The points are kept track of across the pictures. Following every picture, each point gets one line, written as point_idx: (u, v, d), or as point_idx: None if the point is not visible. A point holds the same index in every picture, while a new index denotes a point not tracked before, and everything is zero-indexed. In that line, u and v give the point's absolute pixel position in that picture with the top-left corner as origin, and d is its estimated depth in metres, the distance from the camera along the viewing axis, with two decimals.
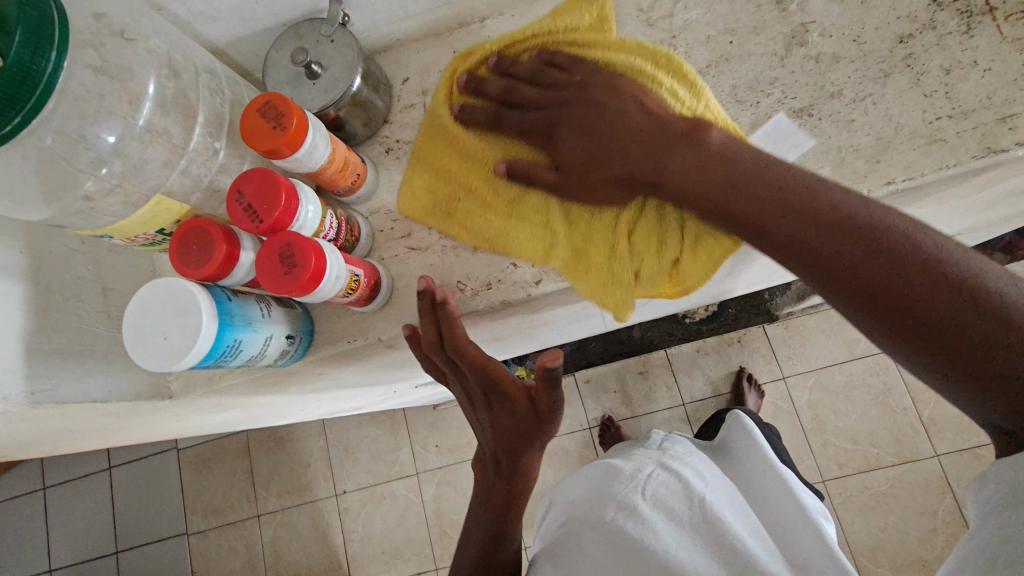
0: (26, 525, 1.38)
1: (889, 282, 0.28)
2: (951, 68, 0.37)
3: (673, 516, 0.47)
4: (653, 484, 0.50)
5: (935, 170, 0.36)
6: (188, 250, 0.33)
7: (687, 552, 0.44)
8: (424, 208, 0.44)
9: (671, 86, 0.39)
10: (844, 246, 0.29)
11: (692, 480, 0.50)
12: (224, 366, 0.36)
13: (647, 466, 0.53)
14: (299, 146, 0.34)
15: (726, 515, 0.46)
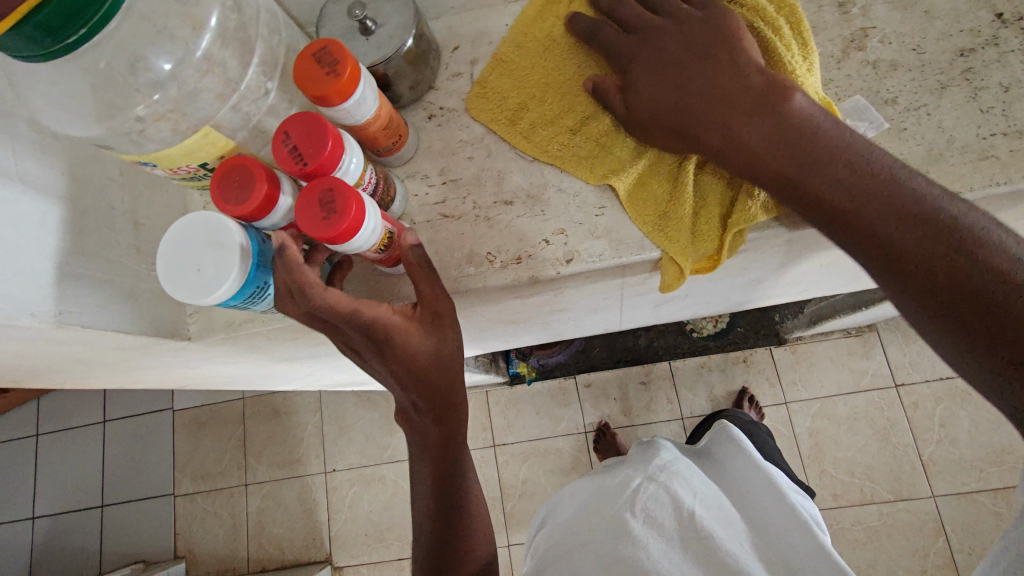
0: (73, 451, 1.83)
1: (938, 280, 0.29)
2: (1011, 86, 0.37)
3: (662, 531, 0.48)
4: (642, 498, 0.52)
5: (984, 186, 0.36)
6: (230, 186, 0.33)
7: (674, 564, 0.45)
8: (491, 111, 0.45)
9: (785, 37, 0.38)
10: (899, 231, 0.30)
11: (682, 491, 0.52)
12: (249, 309, 0.36)
13: (636, 479, 0.55)
14: (350, 96, 0.35)
15: (714, 529, 0.47)
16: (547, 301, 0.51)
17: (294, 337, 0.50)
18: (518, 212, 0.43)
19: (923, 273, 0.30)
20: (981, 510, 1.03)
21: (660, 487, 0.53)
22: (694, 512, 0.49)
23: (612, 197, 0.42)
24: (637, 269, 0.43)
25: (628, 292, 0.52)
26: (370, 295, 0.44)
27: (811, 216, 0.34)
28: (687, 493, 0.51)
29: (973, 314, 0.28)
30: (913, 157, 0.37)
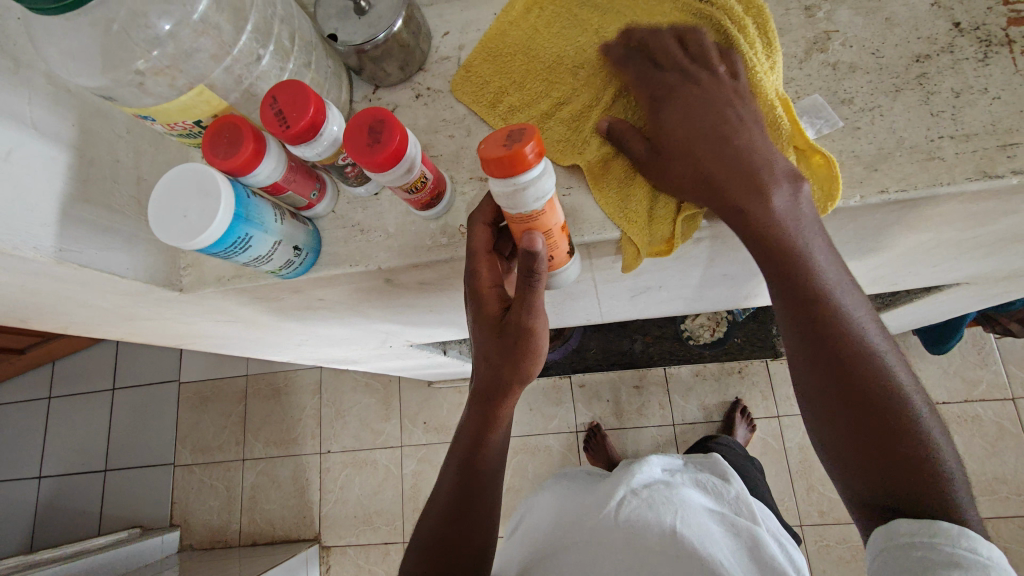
0: (123, 412, 2.19)
1: (890, 426, 0.37)
2: (961, 91, 0.38)
3: (641, 541, 0.58)
4: (625, 511, 0.62)
5: (928, 186, 0.37)
6: (220, 143, 0.37)
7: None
8: (471, 93, 0.47)
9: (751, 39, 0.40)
10: (878, 382, 0.37)
11: (664, 512, 0.61)
12: (232, 259, 0.39)
13: (620, 491, 0.64)
14: (526, 168, 0.34)
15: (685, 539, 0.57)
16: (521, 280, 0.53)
17: (281, 298, 0.53)
18: None
19: (856, 406, 0.37)
20: None
21: (642, 502, 0.63)
22: (676, 531, 0.58)
23: (580, 179, 0.44)
24: (602, 249, 0.46)
25: (600, 278, 0.55)
26: (349, 259, 0.47)
27: (815, 356, 0.38)
28: (669, 511, 0.61)
29: (898, 468, 0.37)
30: (864, 155, 0.39)
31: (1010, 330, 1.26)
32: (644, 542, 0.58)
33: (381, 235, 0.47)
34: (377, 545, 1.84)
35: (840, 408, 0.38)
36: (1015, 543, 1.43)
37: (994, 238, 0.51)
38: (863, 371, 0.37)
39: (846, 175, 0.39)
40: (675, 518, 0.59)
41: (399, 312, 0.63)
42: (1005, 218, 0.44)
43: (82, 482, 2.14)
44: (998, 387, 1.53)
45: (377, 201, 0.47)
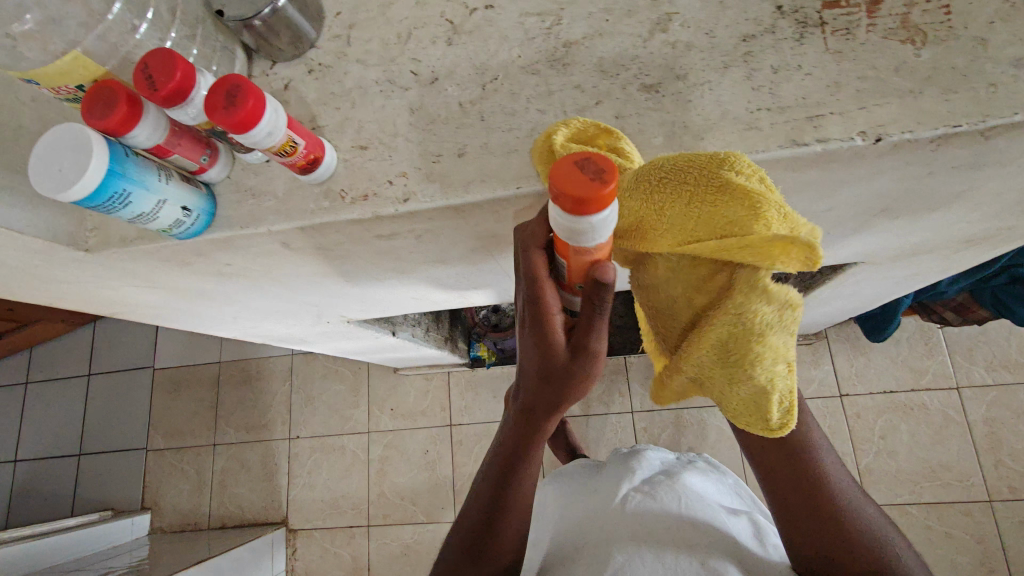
0: (98, 397, 2.22)
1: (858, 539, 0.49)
2: (780, 68, 0.42)
3: (657, 522, 0.67)
4: (631, 504, 0.71)
5: (745, 153, 0.41)
6: (96, 105, 0.40)
7: (674, 545, 0.63)
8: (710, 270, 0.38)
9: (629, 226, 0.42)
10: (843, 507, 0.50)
11: (668, 501, 0.70)
12: (114, 214, 0.43)
13: (625, 491, 0.74)
14: (604, 205, 0.35)
15: (697, 517, 0.67)
16: (415, 247, 0.57)
17: (189, 261, 0.57)
18: (370, 156, 0.49)
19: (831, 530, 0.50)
20: None
21: (645, 496, 0.72)
22: (683, 512, 0.68)
23: (449, 147, 0.47)
24: (473, 214, 0.49)
25: (491, 247, 0.58)
26: (241, 222, 0.50)
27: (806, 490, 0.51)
28: (670, 500, 0.71)
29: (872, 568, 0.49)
30: (693, 126, 0.43)
31: (945, 318, 1.34)
32: (653, 523, 0.67)
33: (270, 199, 0.50)
34: (343, 528, 1.88)
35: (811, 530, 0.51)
36: (955, 527, 1.48)
37: (851, 212, 0.54)
38: (819, 468, 0.51)
39: (678, 144, 0.43)
40: (677, 505, 0.70)
41: (313, 280, 0.67)
42: (842, 189, 0.48)
43: (55, 466, 2.17)
44: (944, 376, 1.57)
45: (268, 167, 0.51)
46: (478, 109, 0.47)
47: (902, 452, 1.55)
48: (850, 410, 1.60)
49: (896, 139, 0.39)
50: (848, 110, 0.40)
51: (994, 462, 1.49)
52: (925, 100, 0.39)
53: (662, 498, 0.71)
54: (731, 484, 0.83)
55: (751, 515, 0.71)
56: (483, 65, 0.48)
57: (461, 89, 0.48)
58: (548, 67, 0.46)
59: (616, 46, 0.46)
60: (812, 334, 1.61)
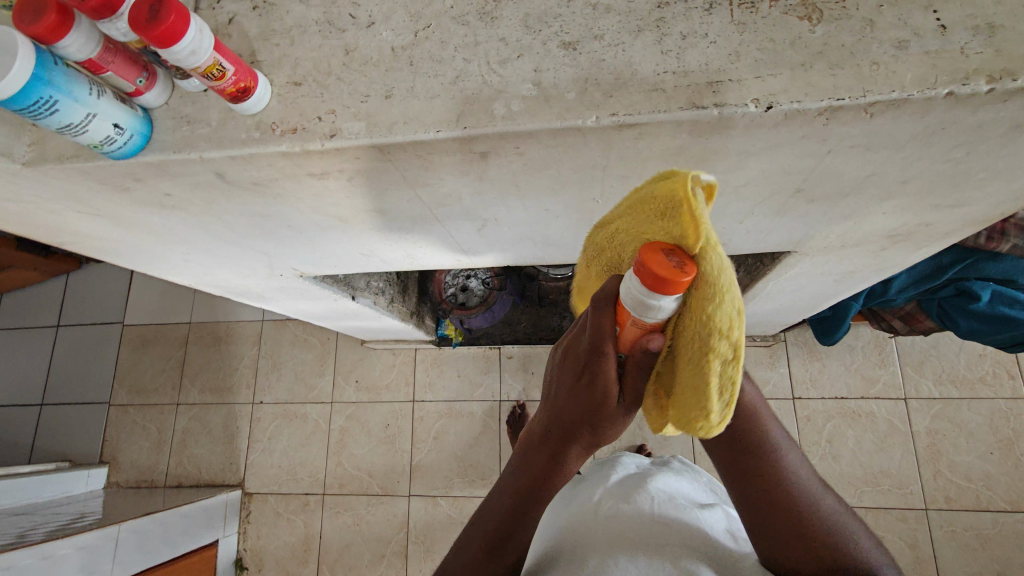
0: (64, 348, 2.21)
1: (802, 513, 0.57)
2: (688, 35, 0.44)
3: (632, 520, 0.70)
4: (604, 507, 0.74)
5: (649, 112, 0.44)
6: (26, 10, 0.42)
7: (651, 539, 0.66)
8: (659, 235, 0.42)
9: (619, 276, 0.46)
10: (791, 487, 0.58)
11: (641, 502, 0.73)
12: (41, 120, 0.44)
13: (600, 496, 0.77)
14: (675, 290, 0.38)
15: (670, 514, 0.71)
16: (349, 191, 0.59)
17: (127, 186, 0.58)
18: (303, 92, 0.51)
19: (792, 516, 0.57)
20: None
21: (617, 500, 0.75)
22: (654, 510, 0.71)
23: (377, 88, 0.49)
24: (399, 157, 0.51)
25: (426, 198, 0.61)
26: (173, 146, 0.52)
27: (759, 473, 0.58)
28: (641, 500, 0.74)
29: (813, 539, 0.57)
30: (604, 83, 0.45)
31: (893, 327, 1.37)
32: (631, 524, 0.69)
33: (204, 126, 0.52)
34: (298, 494, 1.89)
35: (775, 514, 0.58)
36: (890, 532, 1.52)
37: (767, 189, 0.57)
38: (774, 451, 0.58)
39: (588, 99, 0.45)
40: (651, 506, 0.72)
41: (256, 221, 0.68)
42: (749, 161, 0.50)
43: (16, 415, 2.16)
44: (893, 387, 1.61)
45: (206, 97, 0.52)
46: (408, 55, 0.49)
47: (847, 457, 1.59)
48: (801, 413, 1.64)
49: (785, 108, 0.42)
50: (745, 78, 0.43)
51: (932, 472, 1.54)
52: (814, 73, 0.42)
53: (637, 501, 0.74)
54: (706, 484, 0.88)
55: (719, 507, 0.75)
56: (418, 13, 0.50)
57: (394, 34, 0.50)
58: (477, 20, 0.49)
59: (542, 4, 0.48)
60: (770, 336, 1.65)
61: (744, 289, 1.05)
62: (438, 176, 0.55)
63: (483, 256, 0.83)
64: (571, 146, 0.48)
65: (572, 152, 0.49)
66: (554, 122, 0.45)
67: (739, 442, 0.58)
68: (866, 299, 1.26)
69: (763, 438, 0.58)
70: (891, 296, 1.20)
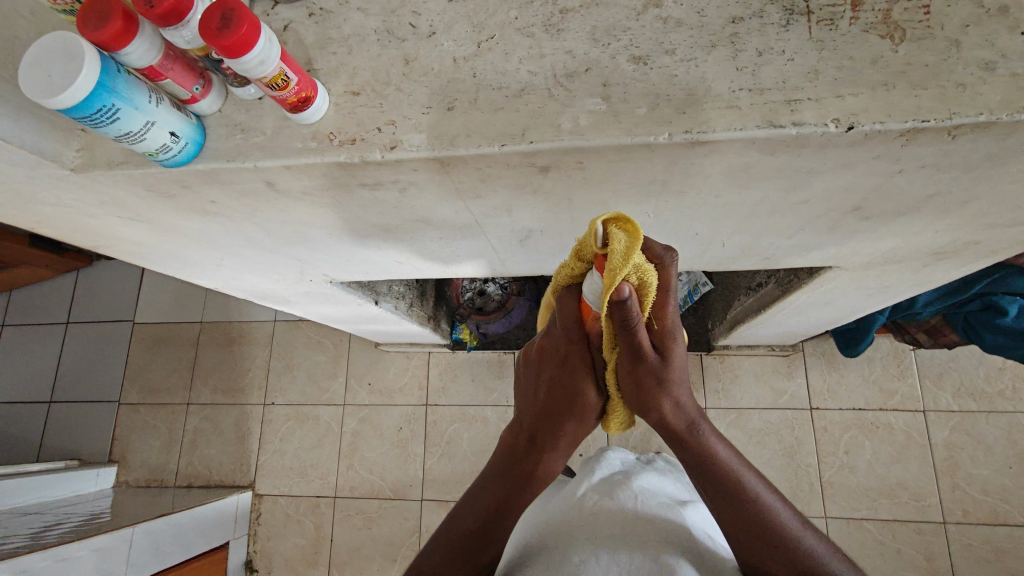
0: (74, 345, 2.20)
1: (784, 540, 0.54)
2: (763, 51, 0.43)
3: (613, 516, 0.70)
4: (589, 505, 0.74)
5: (723, 129, 0.43)
6: (91, 15, 0.41)
7: (630, 537, 0.65)
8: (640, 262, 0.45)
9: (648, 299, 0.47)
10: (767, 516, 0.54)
11: (624, 501, 0.73)
12: (101, 128, 0.43)
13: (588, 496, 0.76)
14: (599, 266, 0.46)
15: (652, 513, 0.70)
16: (398, 201, 0.58)
17: (174, 194, 0.57)
18: (361, 102, 0.50)
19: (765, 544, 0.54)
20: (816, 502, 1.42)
21: (601, 498, 0.75)
22: (636, 510, 0.71)
23: (439, 100, 0.48)
24: (457, 169, 0.50)
25: (475, 209, 0.60)
26: (227, 154, 0.51)
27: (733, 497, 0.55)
28: (625, 500, 0.73)
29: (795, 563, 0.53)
30: (675, 99, 0.44)
31: (917, 340, 1.37)
32: (610, 520, 0.69)
33: (258, 135, 0.51)
34: (308, 496, 1.88)
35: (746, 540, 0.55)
36: (907, 545, 1.49)
37: (823, 208, 0.56)
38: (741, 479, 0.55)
39: (659, 115, 0.44)
40: (633, 504, 0.72)
41: (296, 229, 0.67)
42: (814, 180, 0.49)
43: (25, 411, 2.15)
44: (912, 400, 1.58)
45: (260, 105, 0.51)
46: (471, 66, 0.48)
47: (864, 468, 1.57)
48: (818, 424, 1.62)
49: (866, 128, 0.41)
50: (824, 97, 0.42)
51: (950, 486, 1.51)
52: (896, 93, 0.41)
53: (619, 500, 0.74)
54: (694, 494, 0.86)
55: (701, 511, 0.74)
56: (481, 23, 0.49)
57: (456, 45, 0.49)
58: (542, 31, 0.48)
59: (610, 16, 0.47)
60: (789, 345, 1.64)
61: (775, 302, 1.03)
62: (492, 188, 0.54)
63: (520, 265, 0.82)
64: (635, 162, 0.47)
65: (635, 167, 0.48)
66: (623, 137, 0.44)
67: (706, 476, 0.55)
68: (891, 311, 1.25)
69: (727, 467, 0.55)
70: (918, 310, 1.19)
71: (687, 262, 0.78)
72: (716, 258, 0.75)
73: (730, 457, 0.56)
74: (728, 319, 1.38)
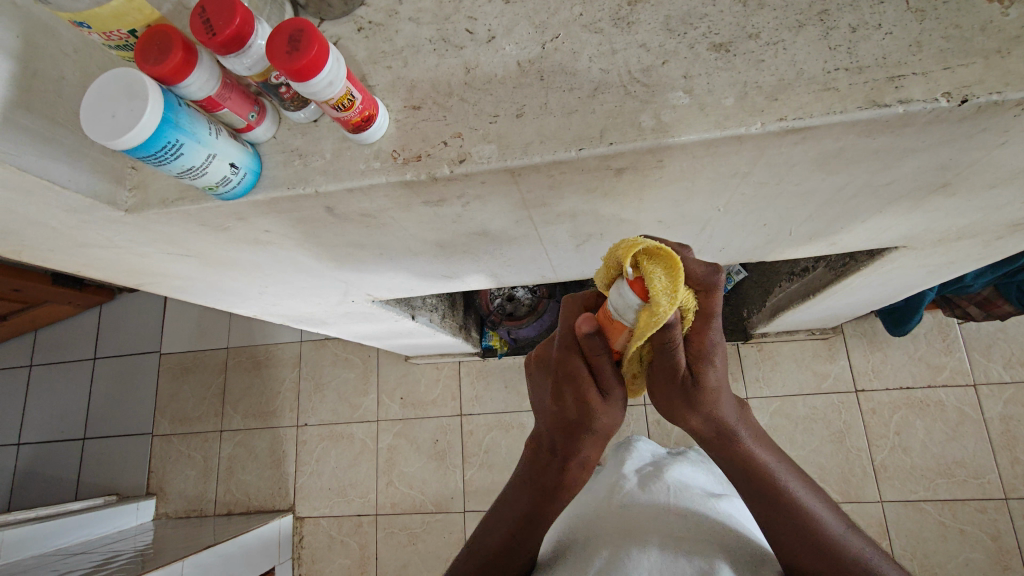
0: (103, 380, 2.20)
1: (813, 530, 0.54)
2: (857, 27, 0.41)
3: (647, 508, 0.66)
4: (621, 496, 0.69)
5: (823, 114, 0.40)
6: (150, 49, 0.40)
7: (660, 533, 0.61)
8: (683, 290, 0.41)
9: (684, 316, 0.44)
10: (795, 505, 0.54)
11: (656, 493, 0.69)
12: (164, 165, 0.41)
13: (620, 484, 0.73)
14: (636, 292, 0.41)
15: (689, 505, 0.66)
16: (459, 216, 0.55)
17: (230, 227, 0.55)
18: (423, 116, 0.47)
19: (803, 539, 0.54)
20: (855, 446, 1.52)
21: (635, 488, 0.71)
22: (672, 502, 0.66)
23: (506, 107, 0.46)
24: (527, 179, 0.47)
25: (537, 218, 0.57)
26: (287, 182, 0.48)
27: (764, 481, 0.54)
28: (659, 493, 0.69)
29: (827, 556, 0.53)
30: (766, 85, 0.41)
31: (969, 313, 1.33)
32: (638, 514, 0.65)
33: (318, 159, 0.49)
34: (350, 516, 1.87)
35: (776, 529, 0.55)
36: (970, 525, 1.44)
37: (910, 187, 0.53)
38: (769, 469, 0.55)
39: (750, 104, 0.41)
40: (666, 498, 0.67)
41: (347, 251, 0.65)
42: (909, 159, 0.46)
43: (59, 449, 2.15)
44: (961, 373, 1.53)
45: (316, 127, 0.49)
46: (538, 69, 0.46)
47: (917, 448, 1.52)
48: (865, 406, 1.56)
49: (982, 101, 0.38)
50: (931, 70, 0.39)
51: (1010, 460, 1.46)
52: (1013, 60, 0.38)
53: (651, 491, 0.69)
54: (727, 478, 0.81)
55: (738, 503, 0.69)
56: (543, 23, 0.48)
57: (519, 48, 0.47)
58: (611, 26, 0.46)
59: (684, 5, 0.45)
60: (829, 328, 1.59)
61: (827, 286, 1.00)
62: (560, 196, 0.51)
63: (570, 271, 0.79)
64: (721, 156, 0.45)
65: (719, 160, 0.45)
66: (714, 130, 0.41)
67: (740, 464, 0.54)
68: (939, 287, 1.20)
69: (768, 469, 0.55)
70: (968, 283, 1.14)
71: (746, 254, 0.74)
72: (778, 247, 0.72)
73: (765, 453, 0.55)
74: (768, 307, 1.34)
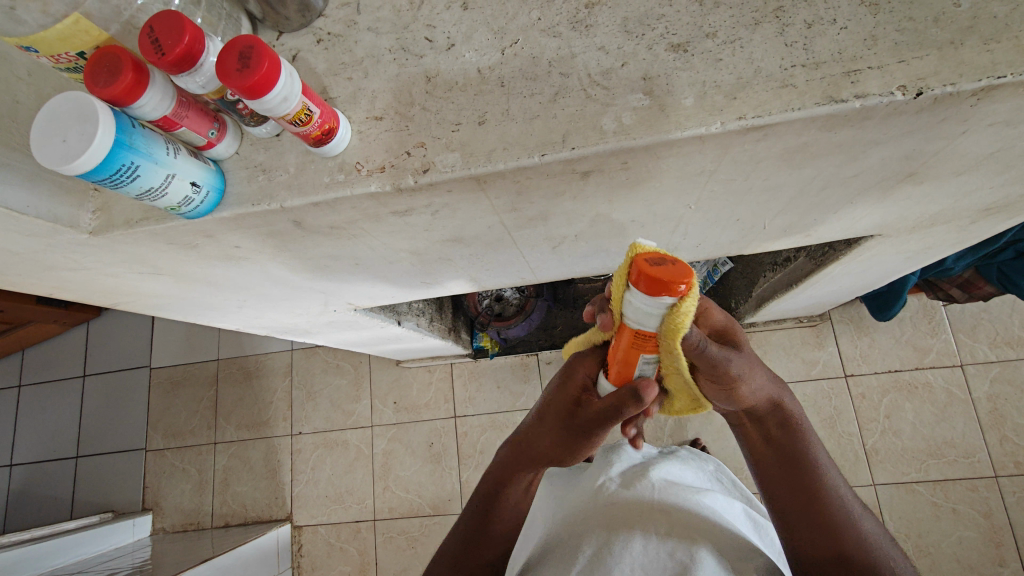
0: (93, 396, 2.18)
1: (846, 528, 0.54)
2: (813, 23, 0.42)
3: (631, 504, 0.66)
4: (606, 492, 0.69)
5: (781, 111, 0.39)
6: (100, 71, 0.39)
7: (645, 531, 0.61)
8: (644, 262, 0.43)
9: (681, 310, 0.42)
10: (833, 502, 0.54)
11: (641, 489, 0.69)
12: (120, 188, 0.41)
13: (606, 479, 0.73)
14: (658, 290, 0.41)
15: (672, 501, 0.66)
16: (430, 224, 0.55)
17: (199, 245, 0.55)
18: (386, 126, 0.47)
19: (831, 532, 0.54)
20: (844, 433, 1.56)
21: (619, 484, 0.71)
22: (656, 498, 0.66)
23: (468, 114, 0.46)
24: (493, 186, 0.47)
25: (509, 223, 0.57)
26: (252, 197, 0.48)
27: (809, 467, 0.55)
28: (643, 488, 0.69)
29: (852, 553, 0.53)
30: (724, 84, 0.41)
31: (952, 295, 1.33)
32: (624, 511, 0.65)
33: (282, 174, 0.48)
34: (348, 523, 1.86)
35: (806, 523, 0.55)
36: (962, 504, 1.46)
37: (878, 178, 0.53)
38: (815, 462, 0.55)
39: (710, 103, 0.41)
40: (651, 493, 0.67)
41: (322, 262, 0.64)
42: (873, 150, 0.46)
43: (53, 469, 2.13)
44: (948, 355, 1.54)
45: (279, 141, 0.49)
46: (498, 75, 0.46)
47: (907, 430, 1.53)
48: (855, 391, 1.57)
49: (937, 92, 0.38)
50: (886, 63, 0.39)
51: (998, 439, 1.47)
52: (965, 50, 0.38)
53: (636, 487, 0.69)
54: (712, 473, 0.82)
55: (719, 498, 0.70)
56: (502, 28, 0.47)
57: (479, 55, 0.47)
58: (570, 30, 0.46)
59: (640, 6, 0.45)
60: (816, 315, 1.60)
61: (808, 275, 1.00)
62: (530, 201, 0.51)
63: (548, 272, 0.79)
64: (685, 156, 0.44)
65: (682, 159, 0.45)
66: (674, 132, 0.41)
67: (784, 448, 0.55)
68: (921, 270, 1.21)
69: (811, 458, 0.55)
70: (950, 266, 1.15)
71: (724, 248, 0.74)
72: (754, 241, 0.72)
73: (811, 439, 0.56)
74: (754, 298, 1.34)
